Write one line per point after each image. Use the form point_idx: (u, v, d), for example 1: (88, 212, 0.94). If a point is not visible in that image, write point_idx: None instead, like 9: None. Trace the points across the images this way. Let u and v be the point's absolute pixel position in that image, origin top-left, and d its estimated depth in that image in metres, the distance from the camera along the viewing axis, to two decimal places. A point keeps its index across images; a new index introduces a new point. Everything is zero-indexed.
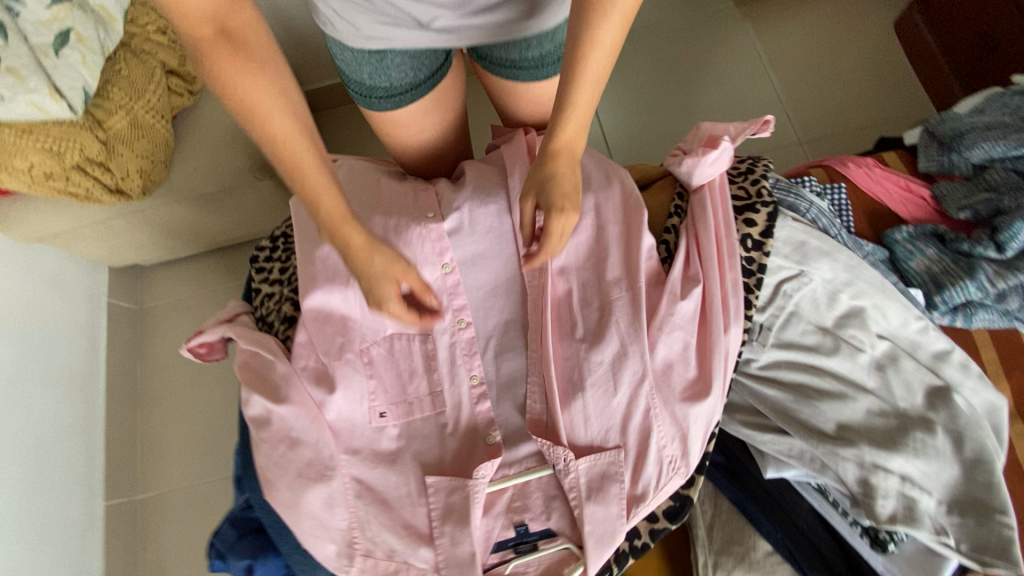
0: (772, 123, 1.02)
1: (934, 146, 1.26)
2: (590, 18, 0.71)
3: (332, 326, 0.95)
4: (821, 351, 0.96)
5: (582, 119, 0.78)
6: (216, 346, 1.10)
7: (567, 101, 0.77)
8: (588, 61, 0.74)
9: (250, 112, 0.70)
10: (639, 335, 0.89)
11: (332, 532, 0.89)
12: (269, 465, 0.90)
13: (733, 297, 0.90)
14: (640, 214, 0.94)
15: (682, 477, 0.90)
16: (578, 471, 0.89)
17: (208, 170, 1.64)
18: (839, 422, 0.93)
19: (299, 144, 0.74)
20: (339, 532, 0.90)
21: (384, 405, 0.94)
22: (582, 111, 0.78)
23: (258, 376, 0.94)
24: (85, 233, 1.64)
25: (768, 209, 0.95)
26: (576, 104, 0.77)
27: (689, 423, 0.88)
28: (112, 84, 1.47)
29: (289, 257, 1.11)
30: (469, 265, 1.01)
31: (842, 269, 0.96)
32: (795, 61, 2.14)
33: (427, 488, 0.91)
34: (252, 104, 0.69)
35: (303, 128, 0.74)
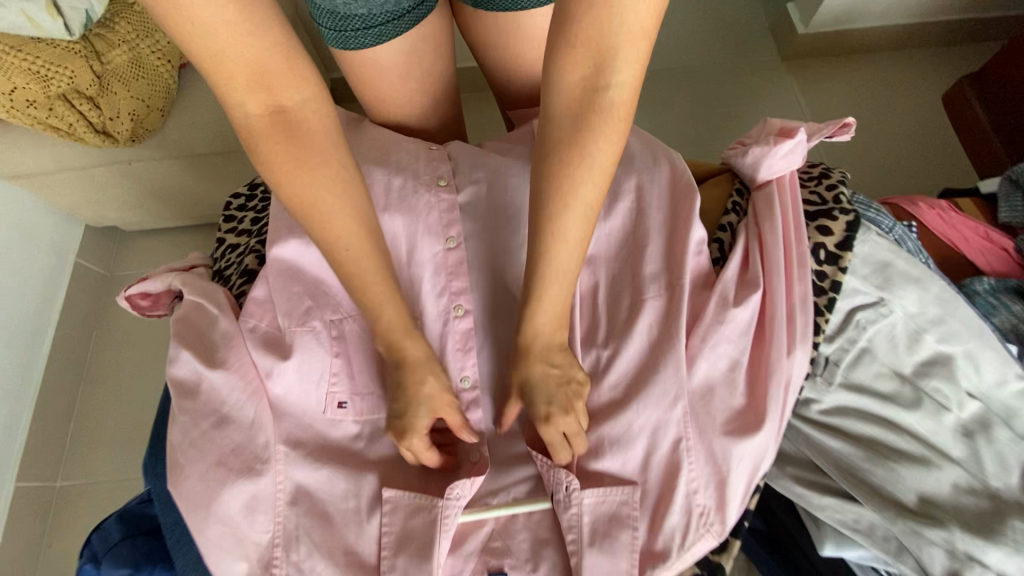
0: (852, 127, 0.87)
1: (1017, 194, 1.10)
2: (581, 135, 0.61)
3: (304, 284, 0.77)
4: (898, 402, 0.77)
5: (570, 251, 0.65)
6: (161, 299, 0.90)
7: (552, 233, 0.64)
8: (579, 188, 0.62)
9: (299, 197, 0.67)
10: (676, 344, 0.69)
11: (247, 547, 0.68)
12: (184, 447, 0.68)
13: (800, 314, 0.71)
14: (692, 198, 0.76)
15: (716, 539, 0.68)
16: (581, 507, 0.68)
17: (196, 124, 1.34)
18: (921, 493, 0.73)
19: (350, 232, 0.68)
20: (259, 547, 0.68)
21: (346, 393, 0.73)
22: (573, 241, 0.65)
23: (193, 332, 0.74)
24: (53, 182, 1.34)
25: (848, 217, 0.78)
26: (562, 235, 0.64)
27: (729, 465, 0.68)
28: (121, 17, 1.27)
29: (265, 208, 0.94)
30: (478, 245, 0.84)
31: (930, 301, 0.78)
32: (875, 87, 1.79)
33: (382, 505, 0.69)
34: (302, 189, 0.66)
35: (358, 213, 0.69)
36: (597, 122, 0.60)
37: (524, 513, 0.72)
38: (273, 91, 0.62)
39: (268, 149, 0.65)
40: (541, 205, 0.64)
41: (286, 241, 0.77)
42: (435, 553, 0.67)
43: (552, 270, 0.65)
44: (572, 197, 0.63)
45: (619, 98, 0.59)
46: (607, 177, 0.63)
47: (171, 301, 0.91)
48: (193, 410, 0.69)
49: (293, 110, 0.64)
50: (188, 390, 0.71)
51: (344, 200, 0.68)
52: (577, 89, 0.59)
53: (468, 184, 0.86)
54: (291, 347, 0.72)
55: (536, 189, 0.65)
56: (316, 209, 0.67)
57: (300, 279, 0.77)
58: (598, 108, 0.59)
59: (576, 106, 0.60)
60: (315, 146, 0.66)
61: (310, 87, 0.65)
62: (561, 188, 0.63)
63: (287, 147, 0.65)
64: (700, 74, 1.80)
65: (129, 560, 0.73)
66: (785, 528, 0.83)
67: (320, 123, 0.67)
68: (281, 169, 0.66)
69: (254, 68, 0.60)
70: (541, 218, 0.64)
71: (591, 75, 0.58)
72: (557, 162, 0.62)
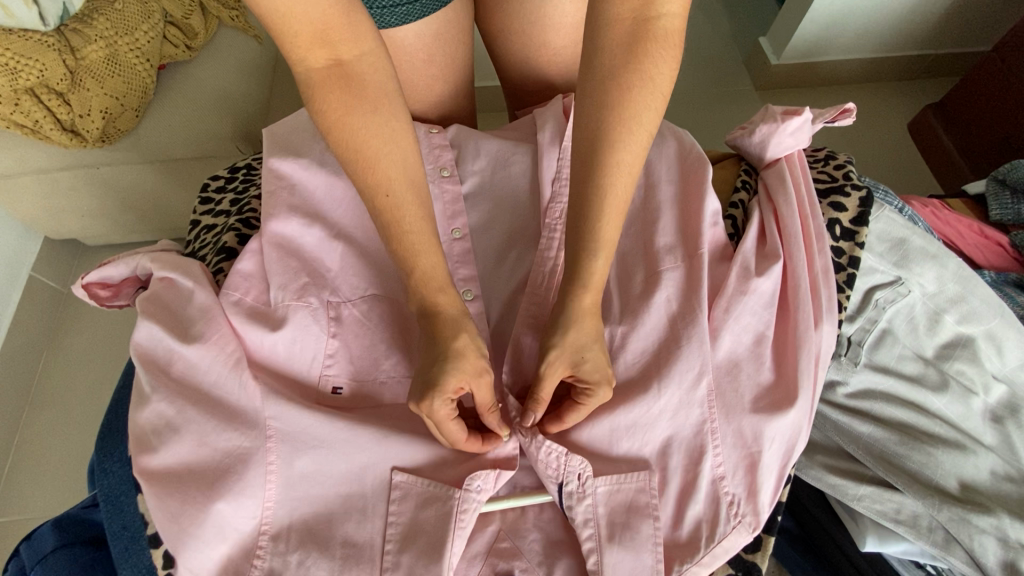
0: (853, 113, 0.83)
1: (1005, 194, 1.11)
2: (636, 59, 0.59)
3: (299, 260, 0.71)
4: (926, 385, 0.74)
5: (627, 181, 0.62)
6: (123, 288, 0.79)
7: (609, 163, 0.61)
8: (640, 111, 0.60)
9: (354, 143, 0.60)
10: (698, 319, 0.64)
11: (221, 545, 0.59)
12: (158, 426, 0.61)
13: (824, 286, 0.68)
14: (704, 170, 0.72)
15: (749, 532, 0.62)
16: (595, 497, 0.62)
17: (184, 133, 1.26)
18: (962, 480, 0.70)
19: (405, 186, 0.61)
20: (243, 537, 0.60)
21: (341, 378, 0.68)
22: (627, 169, 0.61)
23: (165, 305, 0.66)
24: (14, 185, 1.22)
25: (860, 193, 0.76)
26: (621, 163, 0.61)
27: (761, 446, 0.62)
28: (100, 13, 1.17)
29: (246, 189, 0.90)
30: (482, 231, 0.79)
31: (949, 279, 0.75)
32: (865, 109, 1.81)
33: (390, 492, 0.63)
34: (358, 134, 0.60)
35: (411, 166, 0.62)
36: (655, 50, 0.59)
37: (535, 509, 0.66)
38: (332, 45, 0.58)
39: (324, 100, 0.59)
40: (599, 138, 0.61)
41: (285, 218, 0.72)
42: (448, 549, 0.60)
43: (613, 202, 0.61)
44: (635, 122, 0.60)
45: (671, 25, 0.59)
46: (663, 104, 0.62)
47: (134, 290, 0.80)
48: (169, 385, 0.62)
49: (352, 64, 0.59)
50: (162, 364, 0.63)
51: (403, 150, 0.62)
52: (630, 16, 0.59)
53: (472, 174, 0.82)
54: (284, 322, 0.66)
55: (589, 120, 0.62)
56: (374, 156, 0.60)
57: (295, 255, 0.71)
58: (652, 35, 0.59)
59: (628, 32, 0.59)
60: (369, 95, 0.60)
61: (368, 39, 0.60)
62: (620, 116, 0.60)
63: (342, 96, 0.59)
64: (687, 99, 1.81)
65: (68, 571, 0.65)
66: (819, 525, 0.79)
67: (377, 76, 0.61)
68: (336, 120, 0.60)
69: (318, 25, 0.56)
70: (600, 150, 0.61)
71: (643, 3, 0.58)
72: (614, 87, 0.60)
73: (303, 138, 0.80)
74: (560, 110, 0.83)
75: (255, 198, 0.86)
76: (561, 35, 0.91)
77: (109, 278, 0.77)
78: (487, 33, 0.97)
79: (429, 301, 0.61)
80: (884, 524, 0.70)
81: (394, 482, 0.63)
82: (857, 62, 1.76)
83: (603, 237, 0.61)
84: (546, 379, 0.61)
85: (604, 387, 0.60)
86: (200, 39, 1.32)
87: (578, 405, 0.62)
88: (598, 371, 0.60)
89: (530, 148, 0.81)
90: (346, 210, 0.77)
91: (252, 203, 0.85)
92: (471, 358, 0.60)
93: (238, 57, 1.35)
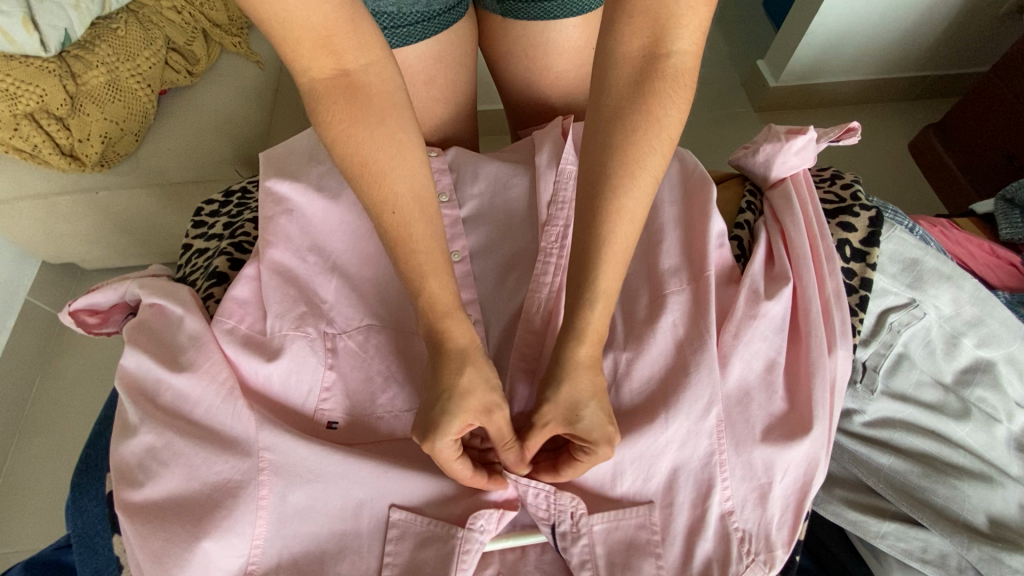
0: (858, 131, 0.81)
1: (1015, 213, 1.08)
2: (645, 98, 0.58)
3: (299, 288, 0.69)
4: (947, 413, 0.70)
5: (632, 231, 0.59)
6: (112, 315, 0.77)
7: (612, 209, 0.58)
8: (645, 157, 0.58)
9: (356, 156, 0.58)
10: (707, 344, 0.61)
11: None
12: (144, 458, 0.58)
13: (836, 309, 0.65)
14: (708, 190, 0.70)
15: (764, 571, 0.58)
16: (591, 536, 0.59)
17: (185, 157, 1.26)
18: (990, 515, 0.66)
19: (412, 203, 0.59)
20: None
21: (337, 412, 0.65)
22: (632, 216, 0.59)
23: (153, 333, 0.64)
24: (11, 210, 1.21)
25: (870, 213, 0.74)
26: (626, 210, 0.58)
27: (772, 477, 0.59)
28: (101, 39, 1.18)
29: (241, 213, 0.88)
30: (481, 254, 0.77)
31: (965, 301, 0.72)
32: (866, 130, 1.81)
33: (387, 531, 0.59)
34: (361, 146, 0.58)
35: (423, 181, 0.60)
36: (662, 87, 0.58)
37: (537, 548, 0.62)
38: (337, 55, 0.57)
39: (327, 110, 0.58)
40: (605, 176, 0.58)
41: (286, 248, 0.70)
42: None
43: (611, 252, 0.58)
44: (638, 166, 0.58)
45: (682, 63, 0.58)
46: (670, 148, 0.59)
47: (123, 317, 0.77)
48: (156, 416, 0.59)
49: (356, 74, 0.58)
50: (149, 392, 0.60)
51: (411, 163, 0.60)
52: (639, 53, 0.58)
53: (470, 199, 0.80)
54: (280, 352, 0.63)
55: (592, 160, 0.60)
56: (377, 171, 0.58)
57: (294, 283, 0.69)
58: (663, 74, 0.58)
59: (636, 70, 0.58)
60: (373, 106, 0.58)
61: (375, 50, 0.59)
62: (626, 160, 0.58)
63: (344, 108, 0.58)
64: (688, 121, 1.81)
65: None
66: (839, 564, 0.71)
67: (384, 88, 0.60)
68: (340, 132, 0.58)
69: (321, 31, 0.55)
70: (604, 188, 0.58)
71: (652, 41, 0.57)
72: (623, 129, 0.58)
73: (301, 162, 0.79)
74: (559, 133, 0.81)
75: (248, 222, 0.84)
76: (564, 59, 0.90)
77: (96, 305, 0.74)
78: (491, 57, 0.96)
79: (436, 327, 0.58)
80: (910, 564, 0.66)
81: (391, 521, 0.59)
82: (856, 84, 1.77)
83: (602, 286, 0.58)
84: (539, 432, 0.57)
85: (603, 447, 0.55)
86: (202, 65, 1.32)
87: (575, 461, 0.57)
88: (596, 429, 0.55)
89: (528, 170, 0.80)
90: (343, 236, 0.74)
91: (246, 226, 0.83)
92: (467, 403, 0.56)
93: (241, 82, 1.36)
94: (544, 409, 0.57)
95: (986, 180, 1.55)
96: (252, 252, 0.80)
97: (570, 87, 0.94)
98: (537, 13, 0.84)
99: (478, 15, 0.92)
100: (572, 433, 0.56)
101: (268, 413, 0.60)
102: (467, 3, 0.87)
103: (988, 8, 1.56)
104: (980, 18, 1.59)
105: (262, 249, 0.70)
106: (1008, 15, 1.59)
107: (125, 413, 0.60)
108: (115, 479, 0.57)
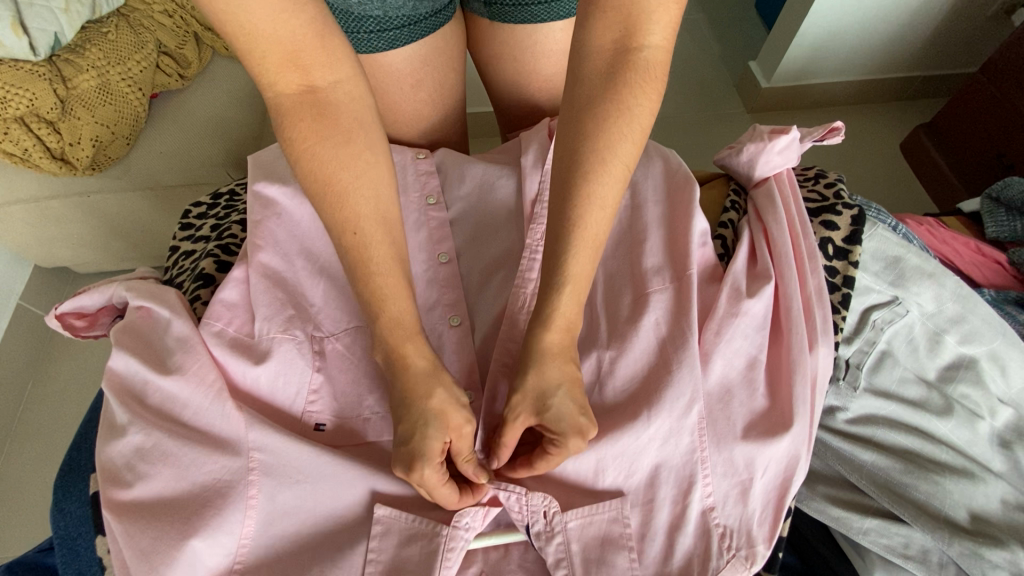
0: (842, 131, 0.82)
1: (1000, 212, 1.09)
2: (615, 89, 0.58)
3: (285, 291, 0.69)
4: (929, 410, 0.71)
5: (604, 216, 0.59)
6: (99, 318, 0.77)
7: (582, 196, 0.58)
8: (615, 144, 0.58)
9: (320, 175, 0.59)
10: (689, 341, 0.61)
11: None
12: (133, 459, 0.58)
13: (818, 307, 0.65)
14: (691, 189, 0.71)
15: (746, 568, 0.58)
16: (565, 534, 0.59)
17: (177, 160, 1.26)
18: (972, 511, 0.67)
19: (377, 223, 0.59)
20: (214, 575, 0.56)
21: (325, 414, 0.65)
22: (605, 201, 0.59)
23: (141, 337, 0.64)
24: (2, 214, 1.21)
25: (852, 211, 0.74)
26: (595, 195, 0.59)
27: (752, 474, 0.59)
28: (91, 42, 1.18)
29: (228, 215, 0.88)
30: (467, 255, 0.77)
31: (947, 298, 0.73)
32: (856, 130, 1.82)
33: (372, 527, 0.59)
34: (326, 164, 0.59)
35: (385, 200, 0.61)
36: (632, 78, 0.58)
37: (521, 547, 0.63)
38: (306, 71, 0.57)
39: (294, 126, 0.58)
40: (573, 167, 0.59)
41: (273, 251, 0.71)
42: None
43: (580, 237, 0.58)
44: (608, 154, 0.58)
45: (654, 56, 0.59)
46: (642, 137, 0.60)
47: (111, 320, 0.77)
48: (144, 416, 0.59)
49: (323, 90, 0.59)
50: (137, 393, 0.61)
51: (374, 184, 0.60)
52: (610, 47, 0.59)
53: (457, 200, 0.81)
54: (267, 355, 0.64)
55: (564, 149, 0.61)
56: (341, 191, 0.59)
57: (280, 285, 0.69)
58: (633, 65, 0.58)
59: (608, 63, 0.59)
60: (340, 125, 0.59)
61: (344, 66, 0.60)
62: (597, 146, 0.58)
63: (310, 124, 0.58)
64: (679, 122, 1.81)
65: None
66: (822, 560, 0.70)
67: (353, 106, 0.60)
68: (303, 149, 0.59)
69: (284, 46, 0.55)
70: (574, 179, 0.59)
71: (623, 35, 0.58)
72: (593, 117, 0.59)
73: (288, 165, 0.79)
74: (545, 134, 0.82)
75: (235, 224, 0.84)
76: (551, 62, 0.90)
77: (83, 307, 0.74)
78: (479, 60, 0.97)
79: (395, 351, 0.58)
80: (894, 560, 0.66)
81: (376, 517, 0.59)
82: (846, 85, 1.78)
83: (571, 271, 0.58)
84: (510, 428, 0.58)
85: (574, 439, 0.55)
86: (194, 68, 1.32)
87: (547, 455, 0.57)
88: (566, 420, 0.56)
89: (514, 171, 0.80)
90: (330, 238, 0.75)
91: (233, 228, 0.84)
92: (454, 405, 0.57)
93: (234, 86, 1.36)
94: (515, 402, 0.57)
95: (976, 179, 1.56)
96: (239, 255, 0.80)
97: (557, 90, 0.95)
98: (523, 16, 0.84)
99: (466, 19, 0.93)
100: (546, 428, 0.56)
101: (258, 414, 0.60)
102: (455, 7, 0.88)
103: (975, 9, 1.58)
104: (967, 19, 1.61)
105: (249, 251, 0.70)
106: (995, 17, 1.61)
107: (112, 414, 0.60)
108: (103, 479, 0.58)
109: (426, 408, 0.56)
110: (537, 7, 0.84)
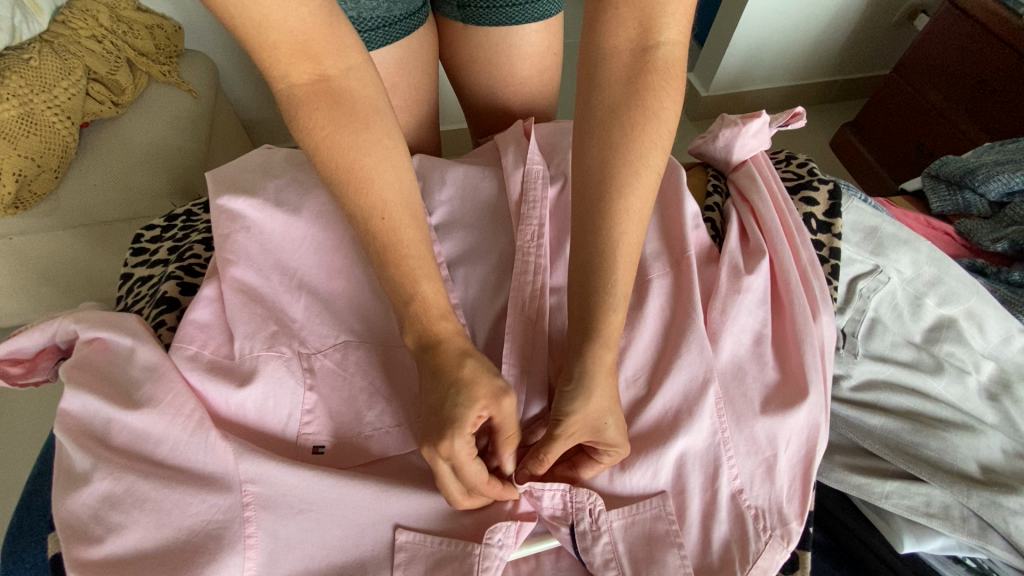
0: (803, 115, 0.82)
1: (941, 187, 1.17)
2: (639, 94, 0.60)
3: (266, 307, 0.63)
4: (922, 369, 0.76)
5: (639, 228, 0.60)
6: (39, 362, 0.64)
7: (619, 212, 0.59)
8: (646, 152, 0.59)
9: (342, 162, 0.56)
10: (695, 322, 0.60)
11: None
12: (101, 510, 0.49)
13: (814, 277, 0.66)
14: (677, 174, 0.71)
15: (783, 547, 0.56)
16: (612, 534, 0.56)
17: (114, 193, 1.15)
18: (981, 462, 0.70)
19: (402, 208, 0.58)
20: None
21: (323, 435, 0.59)
22: (638, 216, 0.60)
23: (98, 371, 0.54)
24: None
25: (828, 186, 0.77)
26: (630, 210, 0.59)
27: (777, 449, 0.58)
28: (11, 69, 1.02)
29: (187, 235, 0.81)
30: (460, 261, 0.72)
31: (923, 262, 0.78)
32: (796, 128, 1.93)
33: (394, 556, 0.53)
34: (346, 151, 0.56)
35: (408, 187, 0.59)
36: (657, 81, 0.60)
37: (552, 555, 0.59)
38: (315, 59, 0.56)
39: (307, 117, 0.56)
40: (611, 171, 0.59)
41: (247, 265, 0.64)
42: None
43: (624, 251, 0.59)
44: (640, 163, 0.60)
45: (671, 53, 0.60)
46: (668, 142, 0.61)
47: (54, 364, 0.65)
48: (111, 458, 0.50)
49: (336, 78, 0.57)
50: (98, 436, 0.52)
51: (397, 170, 0.58)
52: (628, 48, 0.60)
53: (440, 205, 0.75)
54: (253, 376, 0.57)
55: (599, 159, 0.60)
56: (364, 177, 0.57)
57: (259, 302, 0.63)
58: (654, 66, 0.60)
59: (628, 66, 0.60)
60: (356, 113, 0.57)
61: (353, 54, 0.58)
62: (620, 143, 0.59)
63: (328, 114, 0.56)
64: None
65: None
66: (850, 531, 0.73)
67: (365, 92, 0.58)
68: (321, 138, 0.57)
69: (298, 35, 0.54)
70: (604, 191, 0.59)
71: (640, 32, 0.59)
72: (618, 126, 0.60)
73: (255, 176, 0.73)
74: (520, 133, 0.80)
75: (198, 242, 0.77)
76: (526, 64, 0.90)
77: (19, 351, 0.62)
78: (451, 65, 0.95)
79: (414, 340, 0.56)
80: (919, 522, 0.67)
81: (398, 544, 0.54)
82: (781, 89, 1.89)
83: (597, 288, 0.58)
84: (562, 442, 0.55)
85: (608, 424, 0.54)
86: (128, 95, 1.18)
87: (597, 463, 0.56)
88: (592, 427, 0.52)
89: (496, 170, 0.77)
90: (306, 246, 0.68)
91: (193, 247, 0.77)
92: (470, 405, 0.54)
93: (174, 111, 1.23)
94: (559, 405, 0.55)
95: (900, 167, 1.67)
96: (204, 275, 0.73)
97: (531, 92, 0.94)
98: (498, 16, 0.83)
99: (437, 23, 0.91)
100: (597, 441, 0.55)
101: (248, 444, 0.54)
102: (428, 10, 0.86)
103: (882, 16, 1.73)
104: (878, 25, 1.75)
105: (221, 267, 0.64)
106: (902, 22, 1.77)
107: (68, 461, 0.51)
108: (64, 538, 0.48)
109: (442, 402, 0.53)
110: (511, 10, 0.82)
